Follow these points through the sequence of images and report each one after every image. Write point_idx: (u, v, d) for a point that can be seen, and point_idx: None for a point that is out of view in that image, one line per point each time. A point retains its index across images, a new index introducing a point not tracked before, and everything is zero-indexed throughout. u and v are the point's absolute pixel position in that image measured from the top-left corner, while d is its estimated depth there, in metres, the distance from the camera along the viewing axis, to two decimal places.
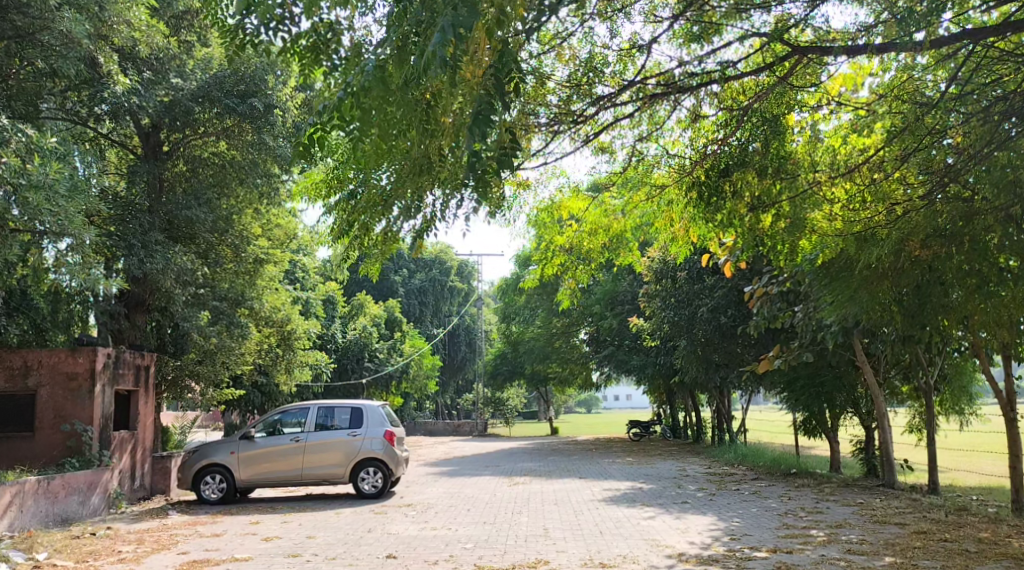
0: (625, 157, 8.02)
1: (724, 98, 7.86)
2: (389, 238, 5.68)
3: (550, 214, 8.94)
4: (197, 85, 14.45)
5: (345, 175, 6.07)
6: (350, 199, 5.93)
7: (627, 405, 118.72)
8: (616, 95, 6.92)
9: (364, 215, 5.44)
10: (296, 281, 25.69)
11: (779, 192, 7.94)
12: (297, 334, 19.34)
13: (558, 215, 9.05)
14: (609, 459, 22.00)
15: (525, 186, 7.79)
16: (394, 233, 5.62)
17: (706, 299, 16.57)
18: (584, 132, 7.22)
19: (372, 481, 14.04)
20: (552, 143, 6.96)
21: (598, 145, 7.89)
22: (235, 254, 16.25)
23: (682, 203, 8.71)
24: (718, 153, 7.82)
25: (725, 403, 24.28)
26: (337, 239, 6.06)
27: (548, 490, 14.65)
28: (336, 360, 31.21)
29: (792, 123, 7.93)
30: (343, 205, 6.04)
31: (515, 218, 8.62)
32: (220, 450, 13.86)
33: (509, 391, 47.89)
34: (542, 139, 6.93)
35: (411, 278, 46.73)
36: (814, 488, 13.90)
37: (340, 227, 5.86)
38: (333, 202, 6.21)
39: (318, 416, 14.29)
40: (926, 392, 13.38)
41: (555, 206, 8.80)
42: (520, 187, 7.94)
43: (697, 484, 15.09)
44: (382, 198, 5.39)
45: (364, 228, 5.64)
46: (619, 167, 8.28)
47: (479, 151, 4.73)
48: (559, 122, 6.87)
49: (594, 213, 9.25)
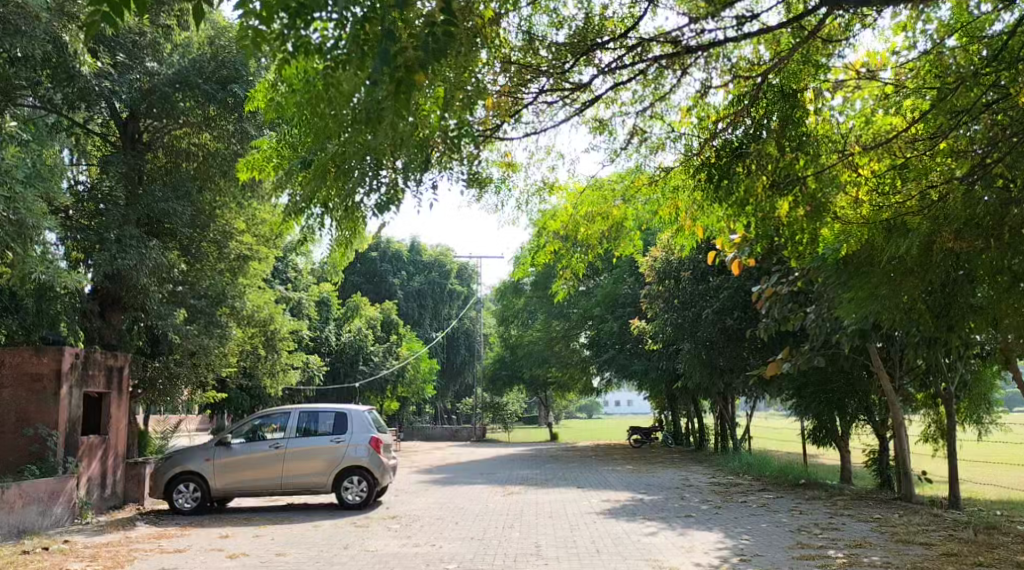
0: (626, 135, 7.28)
1: (739, 70, 7.21)
2: (351, 210, 5.01)
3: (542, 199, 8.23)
4: (174, 71, 13.89)
5: (305, 143, 5.38)
6: (307, 168, 5.29)
7: (629, 411, 117.68)
8: (616, 60, 6.19)
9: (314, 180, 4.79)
10: (287, 281, 24.95)
11: (801, 170, 7.14)
12: (281, 335, 18.52)
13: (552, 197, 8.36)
14: (610, 466, 21.11)
15: (514, 164, 7.13)
16: (358, 200, 4.97)
17: (712, 301, 15.77)
18: (576, 102, 6.53)
19: (356, 490, 13.20)
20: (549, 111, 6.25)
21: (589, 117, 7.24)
22: (218, 250, 15.47)
23: (689, 189, 8.04)
24: (732, 132, 7.07)
25: (729, 409, 23.41)
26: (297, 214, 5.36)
27: (543, 500, 13.83)
28: (330, 363, 30.40)
29: (810, 102, 7.22)
30: (300, 177, 5.37)
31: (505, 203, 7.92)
32: (195, 457, 13.06)
33: (509, 396, 46.90)
34: (538, 90, 6.11)
35: (409, 280, 45.93)
36: (827, 501, 13.06)
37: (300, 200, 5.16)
38: (289, 174, 5.44)
39: (301, 421, 13.49)
40: (947, 399, 12.59)
41: (550, 192, 8.09)
42: (509, 167, 7.29)
43: (702, 495, 14.24)
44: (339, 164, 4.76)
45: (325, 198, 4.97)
46: (620, 149, 7.59)
47: (391, 68, 4.02)
48: (550, 85, 6.13)
49: (590, 197, 8.54)
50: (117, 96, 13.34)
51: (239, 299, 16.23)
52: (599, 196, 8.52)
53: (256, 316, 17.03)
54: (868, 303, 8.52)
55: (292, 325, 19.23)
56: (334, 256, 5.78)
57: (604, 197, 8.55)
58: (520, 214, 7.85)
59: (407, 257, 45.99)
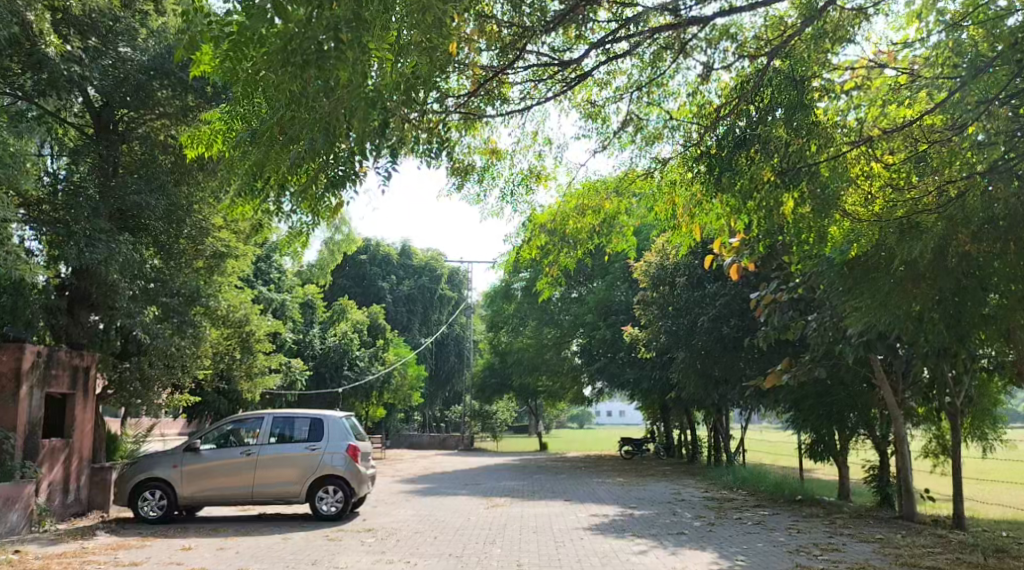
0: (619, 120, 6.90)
1: (746, 52, 6.77)
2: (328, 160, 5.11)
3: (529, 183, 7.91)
4: (148, 57, 13.31)
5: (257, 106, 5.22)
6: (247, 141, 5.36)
7: (621, 421, 117.12)
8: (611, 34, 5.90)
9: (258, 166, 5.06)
10: (270, 282, 24.30)
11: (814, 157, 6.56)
12: (258, 337, 17.85)
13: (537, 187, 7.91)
14: (600, 479, 20.47)
15: (495, 150, 6.89)
16: (321, 158, 5.05)
17: (707, 308, 15.21)
18: (547, 76, 6.36)
19: (331, 501, 12.53)
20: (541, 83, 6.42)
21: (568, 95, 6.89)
22: (194, 247, 14.79)
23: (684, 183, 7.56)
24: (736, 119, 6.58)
25: (722, 421, 22.81)
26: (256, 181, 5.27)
27: (528, 514, 13.22)
28: (314, 367, 29.71)
29: (818, 89, 6.64)
30: (241, 150, 5.37)
31: (487, 190, 7.54)
32: (162, 464, 12.39)
33: (499, 404, 46.11)
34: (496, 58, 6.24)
35: (399, 285, 45.30)
36: (825, 519, 12.48)
37: (256, 166, 5.02)
38: (237, 149, 5.41)
39: (276, 426, 12.85)
40: (953, 415, 12.04)
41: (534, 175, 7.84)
42: (492, 154, 6.97)
43: (694, 510, 13.63)
44: (279, 132, 5.02)
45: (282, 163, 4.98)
46: (611, 138, 7.17)
47: None
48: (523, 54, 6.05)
49: (584, 189, 8.08)
50: (87, 83, 12.71)
51: (213, 297, 15.53)
52: (594, 187, 8.06)
53: (231, 316, 16.38)
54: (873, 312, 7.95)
55: (271, 327, 18.57)
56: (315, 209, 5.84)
57: (597, 187, 8.07)
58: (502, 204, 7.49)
59: (397, 262, 45.42)
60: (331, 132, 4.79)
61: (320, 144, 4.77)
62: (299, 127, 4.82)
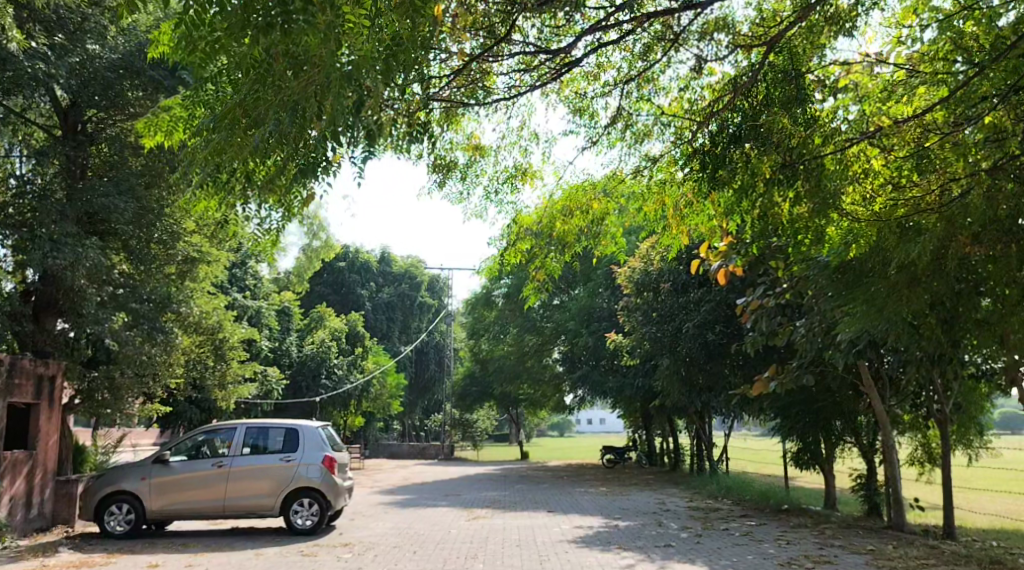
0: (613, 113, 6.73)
1: (743, 49, 6.55)
2: (298, 145, 5.00)
3: (514, 181, 7.74)
4: (118, 55, 12.97)
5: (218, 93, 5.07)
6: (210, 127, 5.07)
7: (601, 430, 116.91)
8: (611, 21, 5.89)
9: (223, 154, 4.82)
10: (246, 288, 23.81)
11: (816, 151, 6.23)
12: (232, 344, 17.38)
13: (519, 183, 7.81)
14: (582, 488, 20.14)
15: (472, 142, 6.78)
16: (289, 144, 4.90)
17: (692, 314, 14.98)
18: (526, 71, 6.38)
19: (306, 514, 12.10)
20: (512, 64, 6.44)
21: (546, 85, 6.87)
22: (166, 252, 14.33)
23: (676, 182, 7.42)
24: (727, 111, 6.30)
25: (705, 429, 22.59)
26: (219, 169, 5.10)
27: (510, 526, 12.83)
28: (291, 376, 29.18)
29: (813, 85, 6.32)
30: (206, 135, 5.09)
31: (470, 190, 7.28)
32: (130, 476, 11.92)
33: (480, 413, 45.66)
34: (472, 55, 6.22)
35: (378, 292, 44.85)
36: (813, 529, 12.22)
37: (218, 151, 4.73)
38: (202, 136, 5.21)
39: (249, 437, 12.42)
40: (943, 422, 11.79)
41: (517, 174, 7.71)
42: (472, 151, 6.80)
43: (680, 521, 13.34)
44: (247, 116, 4.80)
45: (245, 147, 4.81)
46: (598, 134, 7.05)
47: None
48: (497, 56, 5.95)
49: (572, 188, 7.89)
50: (54, 81, 12.29)
51: (184, 303, 15.07)
52: (582, 186, 7.87)
53: (203, 322, 15.91)
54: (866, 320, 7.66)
55: (245, 334, 18.12)
56: (280, 200, 5.68)
57: (586, 186, 7.87)
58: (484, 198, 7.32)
59: (377, 269, 44.97)
60: (299, 111, 4.66)
61: (287, 122, 4.63)
62: (263, 109, 4.73)
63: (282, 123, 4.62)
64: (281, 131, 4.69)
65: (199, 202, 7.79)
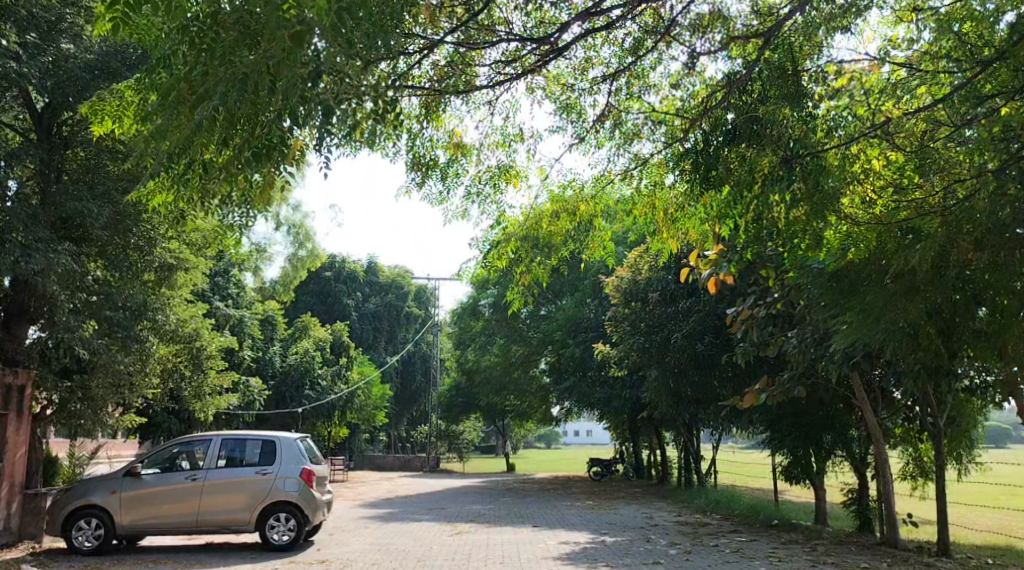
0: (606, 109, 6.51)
1: (740, 52, 6.41)
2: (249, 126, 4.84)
3: (498, 181, 7.57)
4: (92, 55, 12.58)
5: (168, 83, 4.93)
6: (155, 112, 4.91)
7: (588, 441, 116.43)
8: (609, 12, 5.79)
9: (180, 139, 4.77)
10: (228, 296, 23.37)
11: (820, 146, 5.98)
12: (210, 353, 16.99)
13: (503, 182, 7.61)
14: (568, 502, 19.76)
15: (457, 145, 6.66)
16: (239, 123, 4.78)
17: (681, 325, 14.68)
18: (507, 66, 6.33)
19: (282, 529, 11.69)
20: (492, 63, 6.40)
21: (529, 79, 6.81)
22: (142, 258, 13.82)
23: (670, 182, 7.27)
24: (727, 108, 6.24)
25: (693, 441, 22.27)
26: (177, 157, 4.95)
27: (494, 542, 12.45)
28: (273, 386, 28.67)
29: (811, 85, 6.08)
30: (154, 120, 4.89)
31: (451, 190, 7.06)
32: (99, 489, 11.49)
33: (466, 425, 45.15)
34: (451, 50, 6.30)
35: (365, 302, 44.38)
36: (805, 546, 11.89)
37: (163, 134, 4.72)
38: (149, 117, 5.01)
39: (224, 448, 12.03)
40: (936, 436, 11.52)
41: (501, 174, 7.55)
42: (453, 150, 6.69)
43: (668, 536, 12.99)
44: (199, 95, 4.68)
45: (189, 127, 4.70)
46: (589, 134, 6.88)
47: None
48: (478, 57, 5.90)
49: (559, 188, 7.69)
50: (26, 80, 11.87)
51: (161, 311, 14.69)
52: (568, 186, 7.67)
53: (180, 330, 15.52)
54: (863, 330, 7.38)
55: (224, 343, 17.72)
56: (240, 190, 5.48)
57: (573, 187, 7.68)
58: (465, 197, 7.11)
59: (363, 278, 44.50)
60: (247, 86, 4.54)
61: (235, 96, 4.51)
62: (211, 85, 4.59)
63: (230, 97, 4.49)
64: (228, 106, 4.56)
65: (160, 199, 7.40)
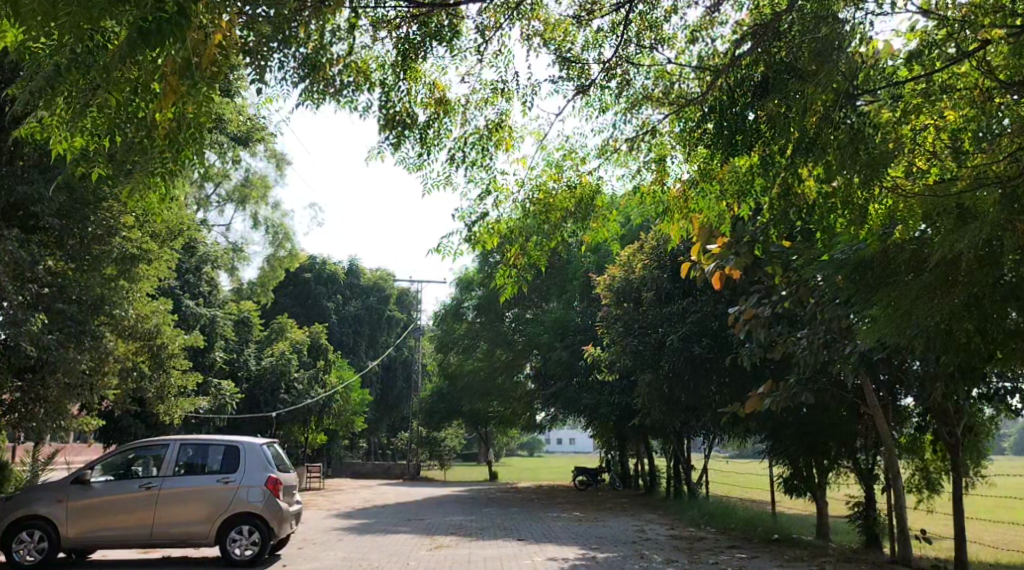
0: (613, 61, 6.71)
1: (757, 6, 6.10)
2: None
3: (488, 145, 7.28)
4: None
5: None
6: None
7: (572, 449, 115.61)
8: None
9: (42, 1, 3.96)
10: (198, 294, 22.27)
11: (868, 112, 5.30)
12: (172, 352, 15.91)
13: (495, 149, 7.33)
14: (554, 514, 18.84)
15: (446, 88, 6.75)
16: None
17: (677, 326, 13.83)
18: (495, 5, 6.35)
19: (244, 543, 10.70)
20: (502, 22, 6.65)
21: (529, 21, 6.84)
22: (97, 248, 12.80)
23: (694, 151, 6.68)
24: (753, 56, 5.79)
25: (684, 450, 21.38)
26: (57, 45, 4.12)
27: (475, 558, 11.45)
28: (247, 389, 27.53)
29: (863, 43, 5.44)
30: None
31: (431, 155, 6.94)
32: (44, 499, 10.48)
33: (449, 431, 43.98)
34: None
35: (345, 304, 43.29)
36: (810, 563, 11.05)
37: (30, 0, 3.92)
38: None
39: (184, 455, 11.03)
40: (953, 447, 10.70)
41: (491, 138, 7.27)
42: (434, 94, 6.72)
43: (663, 552, 12.11)
44: None
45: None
46: (611, 92, 6.87)
47: None
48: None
49: (563, 150, 7.57)
50: None
51: (119, 305, 13.57)
52: (572, 149, 7.57)
53: (140, 326, 14.30)
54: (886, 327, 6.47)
55: (188, 341, 16.71)
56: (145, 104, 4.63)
57: (578, 152, 7.59)
58: (453, 159, 7.04)
59: (344, 280, 43.40)
60: None
61: None
62: None
63: None
64: None
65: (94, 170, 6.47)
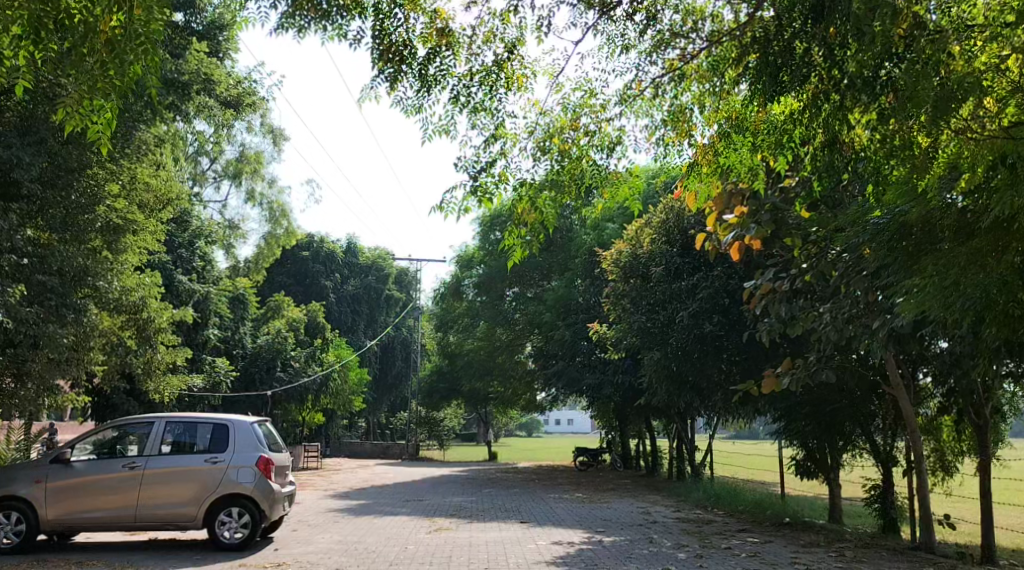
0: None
1: None
2: None
3: (496, 85, 6.77)
4: None
5: None
6: None
7: (570, 430, 115.53)
8: None
9: None
10: (192, 270, 21.70)
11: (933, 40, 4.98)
12: (161, 328, 15.31)
13: (507, 91, 6.87)
14: (556, 495, 18.33)
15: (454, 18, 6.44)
16: None
17: (688, 302, 13.23)
18: None
19: (234, 526, 10.15)
20: None
21: None
22: (79, 218, 12.19)
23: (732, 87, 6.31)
24: None
25: (688, 431, 20.89)
26: None
27: (477, 541, 10.92)
28: (242, 367, 27.00)
29: None
30: None
31: (433, 87, 6.53)
32: (22, 479, 9.97)
33: (448, 411, 43.54)
34: None
35: (343, 284, 42.72)
36: (829, 549, 10.51)
37: None
38: None
39: (171, 432, 10.49)
40: (982, 429, 10.11)
41: (501, 76, 6.78)
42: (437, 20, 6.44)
43: (672, 536, 11.57)
44: None
45: None
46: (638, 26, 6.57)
47: None
48: None
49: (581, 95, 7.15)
50: None
51: (103, 277, 13.00)
52: (590, 95, 7.17)
53: (125, 300, 13.75)
54: (905, 272, 5.94)
55: (177, 317, 16.12)
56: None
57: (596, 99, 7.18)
58: (459, 93, 6.65)
59: (341, 259, 42.83)
60: None
61: None
62: None
63: None
64: None
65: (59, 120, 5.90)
